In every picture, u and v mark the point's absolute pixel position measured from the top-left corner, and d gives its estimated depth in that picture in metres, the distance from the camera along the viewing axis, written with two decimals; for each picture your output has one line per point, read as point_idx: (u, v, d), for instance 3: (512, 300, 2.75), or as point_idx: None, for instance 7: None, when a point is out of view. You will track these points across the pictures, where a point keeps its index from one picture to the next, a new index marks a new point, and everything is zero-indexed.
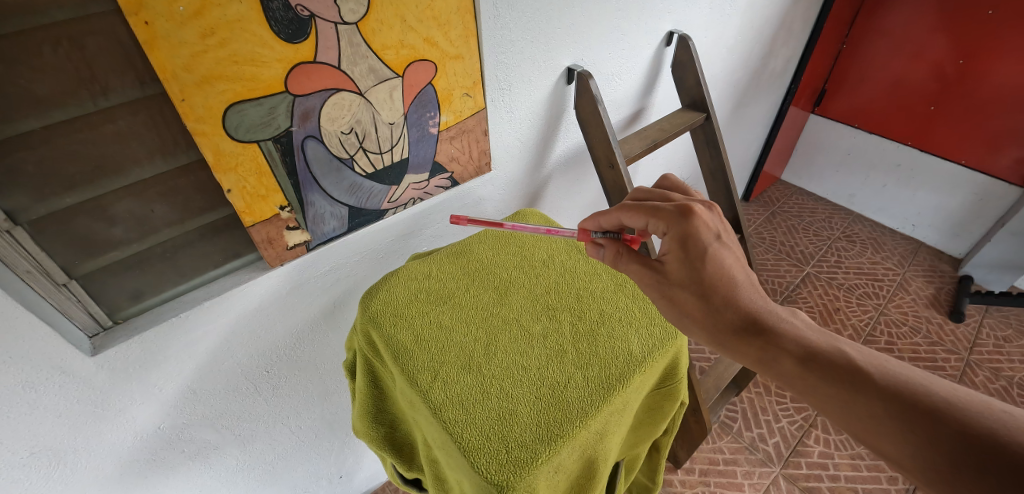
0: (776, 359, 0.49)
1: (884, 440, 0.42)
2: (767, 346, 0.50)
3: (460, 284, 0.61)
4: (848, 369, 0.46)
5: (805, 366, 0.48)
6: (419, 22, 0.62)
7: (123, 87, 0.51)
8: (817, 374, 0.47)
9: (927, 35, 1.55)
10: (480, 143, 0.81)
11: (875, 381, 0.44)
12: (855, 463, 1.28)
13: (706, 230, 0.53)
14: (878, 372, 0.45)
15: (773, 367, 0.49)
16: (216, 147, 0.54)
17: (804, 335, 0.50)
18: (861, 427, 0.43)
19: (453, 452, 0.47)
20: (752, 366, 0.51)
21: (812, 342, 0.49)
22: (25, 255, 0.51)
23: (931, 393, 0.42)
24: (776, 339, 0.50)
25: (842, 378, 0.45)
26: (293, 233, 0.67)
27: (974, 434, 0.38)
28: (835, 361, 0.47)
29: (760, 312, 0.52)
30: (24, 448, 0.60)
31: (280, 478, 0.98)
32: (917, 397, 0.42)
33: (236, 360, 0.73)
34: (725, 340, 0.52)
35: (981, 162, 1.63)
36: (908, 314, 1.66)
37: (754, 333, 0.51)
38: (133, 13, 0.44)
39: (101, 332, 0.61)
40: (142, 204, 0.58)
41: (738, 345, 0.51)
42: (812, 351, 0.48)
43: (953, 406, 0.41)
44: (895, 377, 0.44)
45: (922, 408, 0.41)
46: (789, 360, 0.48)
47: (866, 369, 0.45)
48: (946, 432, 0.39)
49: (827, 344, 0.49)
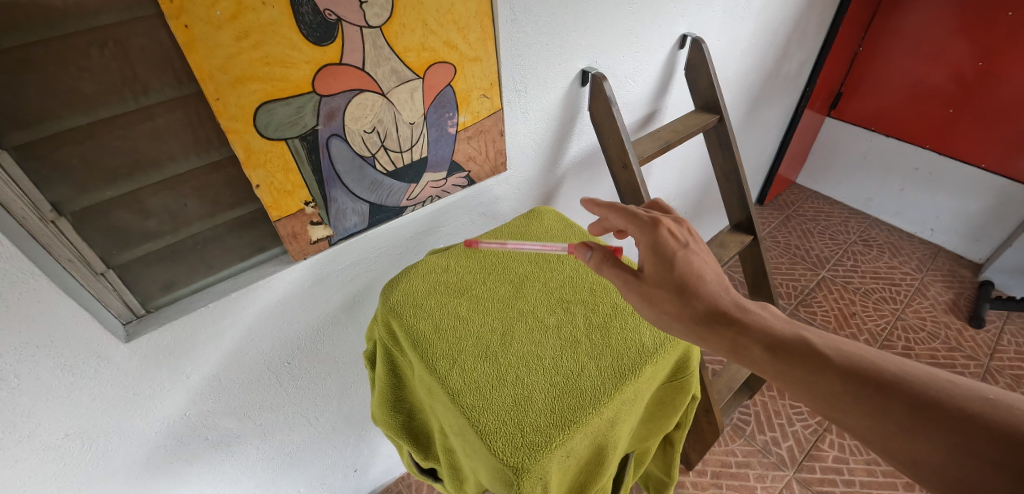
0: (744, 346, 0.50)
1: (845, 417, 0.44)
2: (735, 337, 0.51)
3: (478, 277, 0.63)
4: (807, 352, 0.48)
5: (772, 352, 0.49)
6: (440, 26, 0.64)
7: (163, 87, 0.54)
8: (783, 359, 0.48)
9: (945, 37, 1.53)
10: (497, 143, 0.83)
11: (833, 360, 0.46)
12: (870, 468, 1.27)
13: (671, 236, 0.56)
14: (834, 352, 0.47)
15: (744, 356, 0.50)
16: (247, 144, 0.57)
17: (770, 325, 0.51)
18: (825, 405, 0.45)
19: (469, 437, 0.49)
20: (726, 356, 0.52)
21: (777, 331, 0.50)
22: (67, 245, 0.54)
23: (879, 367, 0.45)
24: (745, 328, 0.51)
25: (805, 360, 0.47)
26: (316, 228, 0.70)
27: (923, 402, 0.41)
28: (797, 346, 0.49)
29: (728, 306, 0.53)
30: (61, 429, 0.63)
31: (298, 469, 1.00)
32: (871, 372, 0.44)
33: (260, 350, 0.76)
34: (698, 331, 0.52)
35: (1001, 166, 1.61)
36: (926, 319, 1.64)
37: (726, 324, 0.52)
38: (174, 17, 0.47)
39: (134, 319, 0.64)
40: (176, 198, 0.61)
41: (711, 336, 0.52)
42: (776, 338, 0.50)
43: (903, 378, 0.43)
44: (849, 356, 0.46)
45: (877, 382, 0.44)
46: (757, 348, 0.50)
47: (823, 351, 0.47)
48: (897, 403, 0.42)
49: (790, 331, 0.50)
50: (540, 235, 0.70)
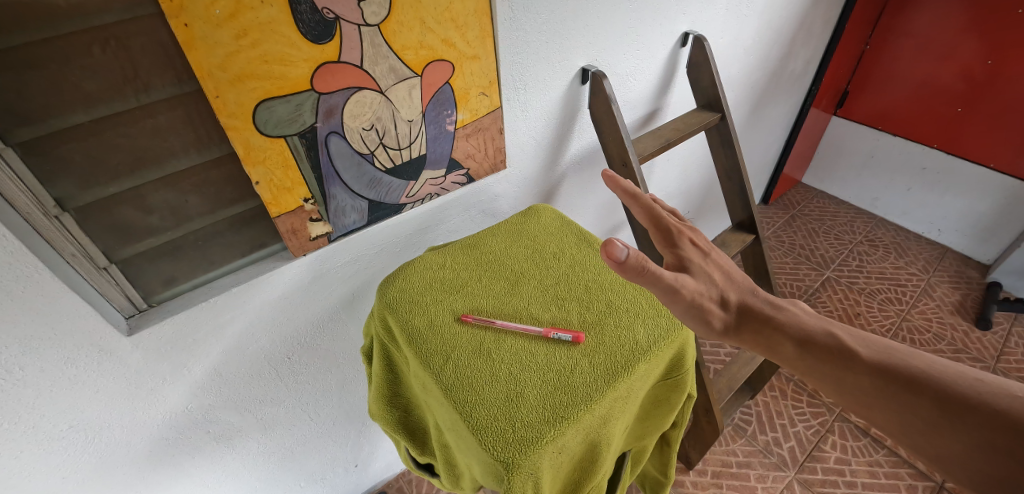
0: (778, 344, 0.54)
1: (875, 412, 0.48)
2: (770, 334, 0.54)
3: (474, 274, 0.64)
4: (839, 350, 0.51)
5: (804, 349, 0.52)
6: (438, 24, 0.65)
7: (164, 84, 0.55)
8: (815, 355, 0.52)
9: (954, 36, 1.52)
10: (496, 141, 0.83)
11: (865, 359, 0.50)
12: (873, 470, 1.27)
13: (680, 231, 0.58)
14: (866, 350, 0.50)
15: (777, 353, 0.54)
16: (247, 141, 0.58)
17: (803, 321, 0.55)
18: (856, 401, 0.49)
19: (462, 432, 0.49)
20: (760, 353, 0.55)
21: (810, 327, 0.54)
22: (70, 240, 0.56)
23: (908, 364, 0.48)
24: (778, 325, 0.54)
25: (836, 358, 0.50)
26: (315, 224, 0.70)
27: (950, 400, 0.45)
28: (829, 344, 0.52)
29: (762, 305, 0.56)
30: (65, 421, 0.64)
31: (299, 464, 1.02)
32: (900, 370, 0.48)
33: (260, 345, 0.77)
34: (735, 328, 0.55)
35: (1010, 166, 1.58)
36: (932, 320, 1.62)
37: (760, 322, 0.55)
38: (173, 16, 0.47)
39: (137, 313, 0.65)
40: (177, 194, 0.62)
41: (747, 333, 0.55)
42: (809, 335, 0.53)
43: (930, 376, 0.47)
44: (879, 354, 0.50)
45: (904, 379, 0.47)
46: (790, 345, 0.53)
47: (855, 348, 0.51)
48: (925, 401, 0.46)
49: (821, 329, 0.53)
50: (537, 232, 0.71)
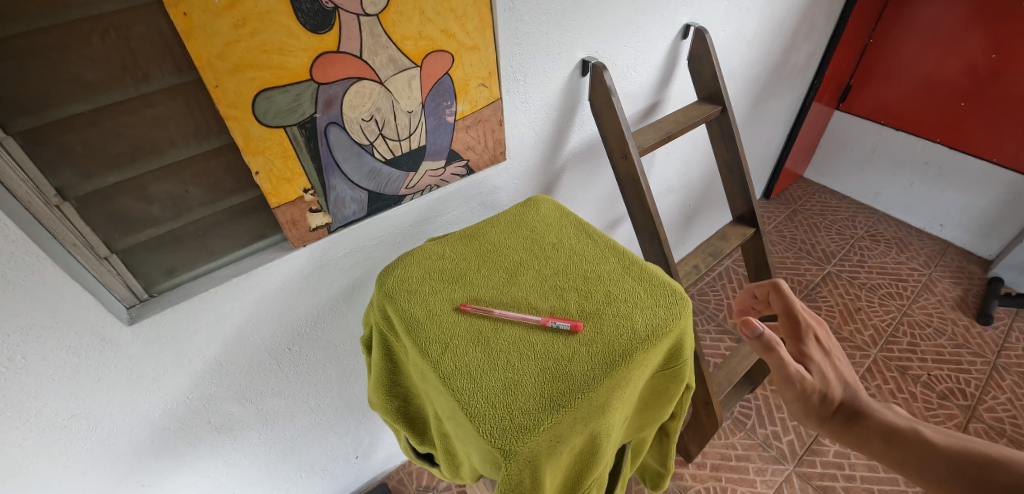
0: (867, 440, 0.56)
1: None
2: (854, 428, 0.57)
3: (473, 265, 0.64)
4: (924, 448, 0.52)
5: (892, 447, 0.54)
6: (437, 14, 0.65)
7: (163, 74, 0.55)
8: (900, 451, 0.53)
9: (958, 29, 1.50)
10: (496, 133, 0.83)
11: (952, 458, 0.50)
12: (871, 463, 1.27)
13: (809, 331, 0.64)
14: (955, 449, 0.50)
15: (867, 448, 0.56)
16: (246, 131, 0.58)
17: (891, 420, 0.56)
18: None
19: (461, 420, 0.50)
20: (851, 449, 0.57)
21: (902, 428, 0.55)
22: (71, 229, 0.56)
23: (1004, 464, 0.46)
24: (862, 419, 0.57)
25: (921, 455, 0.51)
26: (315, 215, 0.71)
27: None
28: (915, 441, 0.53)
29: (851, 400, 0.59)
30: (67, 410, 0.65)
31: (300, 454, 1.02)
32: (991, 468, 0.47)
33: (261, 335, 0.77)
34: (823, 421, 0.58)
35: (1013, 160, 1.58)
36: (933, 315, 1.62)
37: (850, 418, 0.57)
38: (172, 5, 0.47)
39: (138, 303, 0.65)
40: (177, 184, 0.62)
41: (835, 428, 0.58)
42: (894, 432, 0.55)
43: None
44: (971, 454, 0.49)
45: (993, 477, 0.46)
46: (876, 441, 0.55)
47: (943, 447, 0.51)
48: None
49: (913, 429, 0.54)
50: (537, 223, 0.71)
